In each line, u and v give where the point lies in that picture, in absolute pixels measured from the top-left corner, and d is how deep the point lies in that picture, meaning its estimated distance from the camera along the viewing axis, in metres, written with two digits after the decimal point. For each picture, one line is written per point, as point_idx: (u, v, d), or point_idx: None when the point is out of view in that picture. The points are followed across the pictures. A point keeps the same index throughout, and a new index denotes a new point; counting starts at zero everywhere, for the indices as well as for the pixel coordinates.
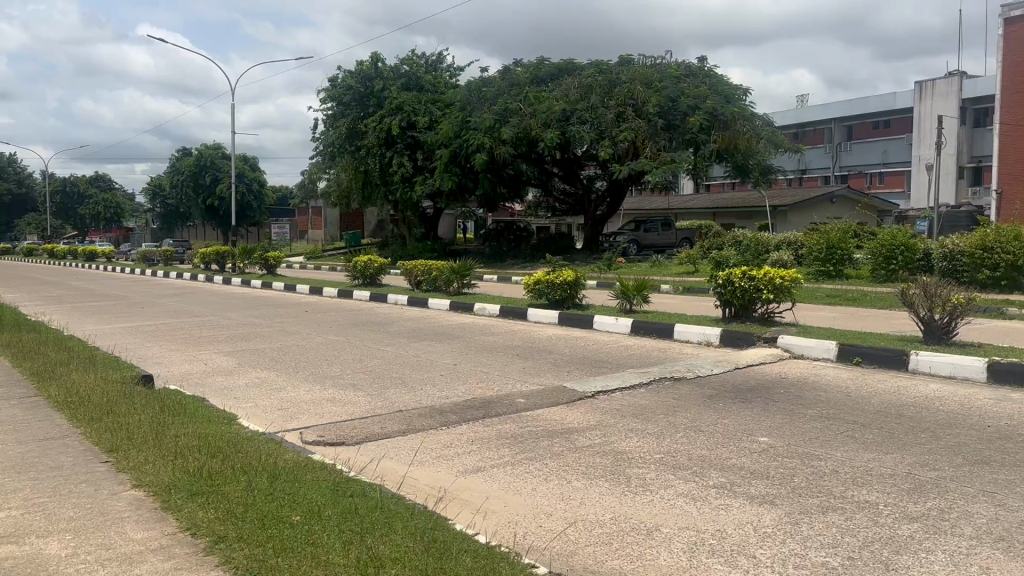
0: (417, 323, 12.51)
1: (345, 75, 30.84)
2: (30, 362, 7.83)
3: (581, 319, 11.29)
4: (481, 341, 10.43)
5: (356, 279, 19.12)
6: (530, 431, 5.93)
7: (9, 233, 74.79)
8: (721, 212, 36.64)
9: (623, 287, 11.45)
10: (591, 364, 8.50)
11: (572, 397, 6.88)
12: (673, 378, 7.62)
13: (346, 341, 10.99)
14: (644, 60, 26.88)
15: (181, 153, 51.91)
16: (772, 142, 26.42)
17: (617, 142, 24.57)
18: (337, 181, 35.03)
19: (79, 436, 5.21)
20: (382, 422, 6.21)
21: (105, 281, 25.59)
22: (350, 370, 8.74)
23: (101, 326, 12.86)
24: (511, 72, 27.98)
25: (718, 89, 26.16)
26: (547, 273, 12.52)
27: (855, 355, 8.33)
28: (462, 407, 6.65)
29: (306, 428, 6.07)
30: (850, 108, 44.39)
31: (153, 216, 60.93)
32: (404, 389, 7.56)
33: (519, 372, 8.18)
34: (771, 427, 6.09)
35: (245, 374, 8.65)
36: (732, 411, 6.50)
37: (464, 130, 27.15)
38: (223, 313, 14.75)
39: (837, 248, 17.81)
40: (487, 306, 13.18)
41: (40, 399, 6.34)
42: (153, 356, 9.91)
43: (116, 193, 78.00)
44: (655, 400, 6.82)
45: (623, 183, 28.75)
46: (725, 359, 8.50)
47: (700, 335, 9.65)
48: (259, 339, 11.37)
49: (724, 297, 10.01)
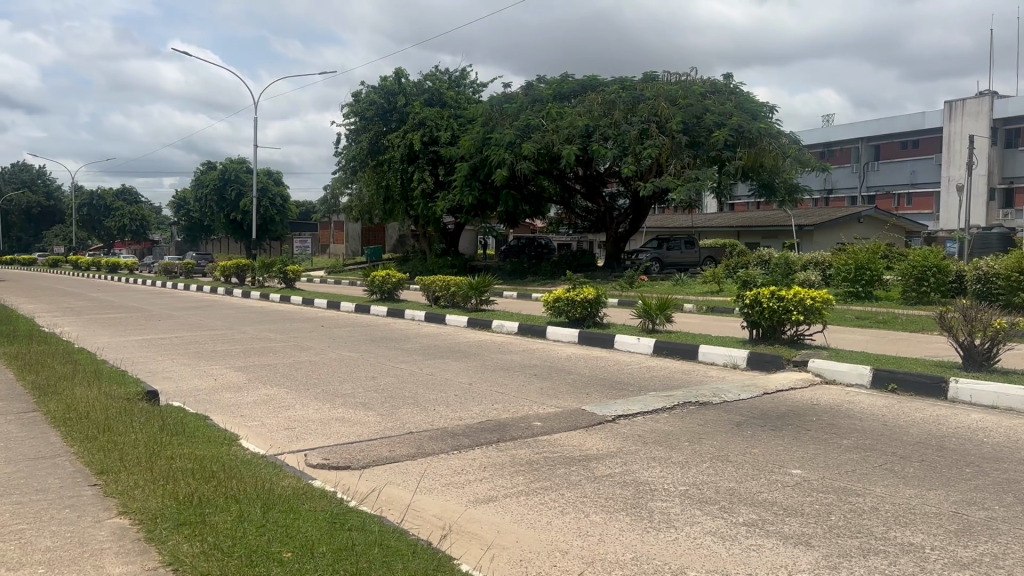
0: (433, 340, 12.21)
1: (368, 90, 30.80)
2: (34, 375, 7.62)
3: (601, 338, 10.94)
4: (498, 360, 10.11)
5: (374, 293, 18.88)
6: (545, 457, 5.60)
7: (36, 243, 75.66)
8: (744, 231, 36.15)
9: (645, 305, 11.10)
10: (611, 385, 8.16)
11: (592, 421, 6.54)
12: (698, 402, 7.24)
13: (360, 357, 10.72)
14: (668, 77, 26.60)
15: (205, 167, 52.23)
16: (798, 161, 26.00)
17: (640, 158, 24.23)
18: (359, 196, 34.97)
19: (71, 455, 4.94)
20: (391, 445, 5.90)
21: (124, 293, 25.55)
22: (361, 387, 8.47)
23: (114, 338, 12.69)
24: (534, 88, 27.83)
25: (743, 106, 25.80)
26: (566, 291, 12.19)
27: (890, 380, 7.94)
28: (475, 430, 6.33)
29: (310, 451, 5.78)
30: (876, 128, 43.77)
31: (178, 229, 61.38)
32: (417, 409, 7.25)
33: (536, 393, 7.85)
34: (804, 458, 5.71)
35: (254, 390, 8.39)
36: (761, 440, 6.12)
37: (485, 145, 26.91)
38: (238, 327, 14.54)
39: (867, 268, 17.30)
40: (505, 324, 12.87)
41: (38, 415, 6.10)
42: (163, 371, 9.67)
43: (143, 206, 78.69)
44: (679, 426, 6.46)
45: (646, 201, 28.40)
46: (753, 384, 8.12)
47: (726, 357, 9.28)
48: (272, 354, 11.12)
49: (751, 318, 9.64)
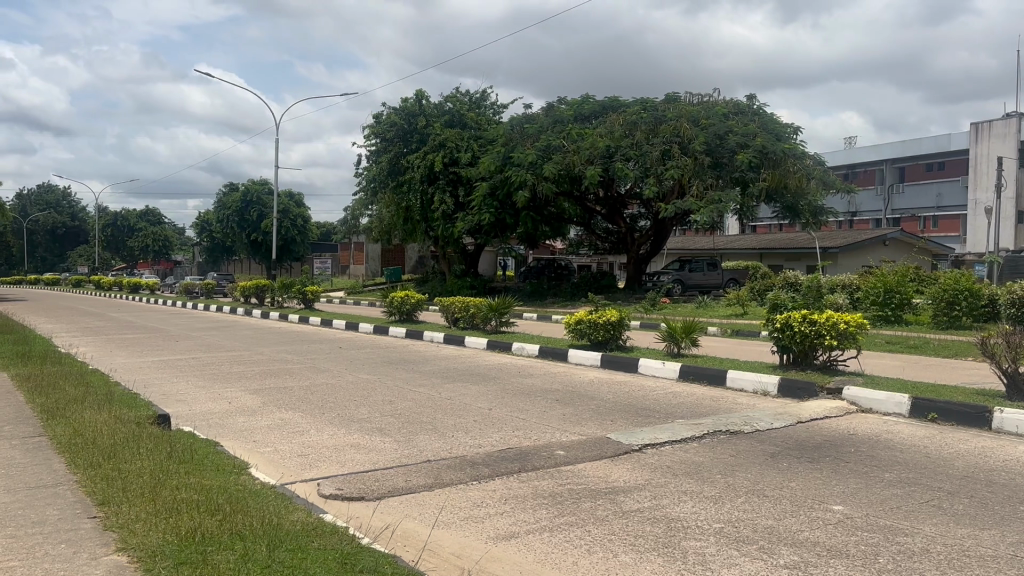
0: (451, 363, 11.95)
1: (389, 111, 30.78)
2: (43, 398, 7.42)
3: (625, 362, 10.62)
4: (518, 384, 9.82)
5: (392, 314, 18.67)
6: (570, 489, 5.30)
7: (61, 263, 76.52)
8: (767, 253, 35.70)
9: (670, 328, 10.79)
10: (636, 412, 7.84)
11: (619, 450, 6.24)
12: (729, 431, 6.93)
13: (377, 380, 10.45)
14: (690, 98, 26.37)
15: (227, 189, 52.51)
16: (823, 183, 25.66)
17: (662, 180, 23.95)
18: (379, 218, 34.94)
19: (73, 484, 4.71)
20: (407, 475, 5.63)
21: (145, 313, 25.53)
22: (378, 412, 8.20)
23: (130, 360, 12.52)
24: (554, 110, 27.72)
25: (768, 128, 25.51)
26: (588, 313, 11.89)
27: (929, 410, 7.57)
28: (496, 458, 6.05)
29: (323, 479, 5.55)
30: (901, 150, 43.25)
31: (200, 249, 61.76)
32: (434, 436, 6.98)
33: (559, 419, 7.54)
34: (844, 494, 5.39)
35: (268, 414, 8.15)
36: (797, 474, 5.82)
37: (505, 165, 26.75)
38: (256, 349, 14.33)
39: (896, 291, 16.87)
40: (525, 346, 12.59)
41: (43, 440, 5.87)
42: (177, 394, 9.47)
43: (166, 228, 79.19)
44: (710, 457, 6.15)
45: (668, 223, 28.08)
46: (785, 412, 7.78)
47: (755, 383, 8.96)
48: (289, 377, 10.90)
49: (781, 342, 9.31)
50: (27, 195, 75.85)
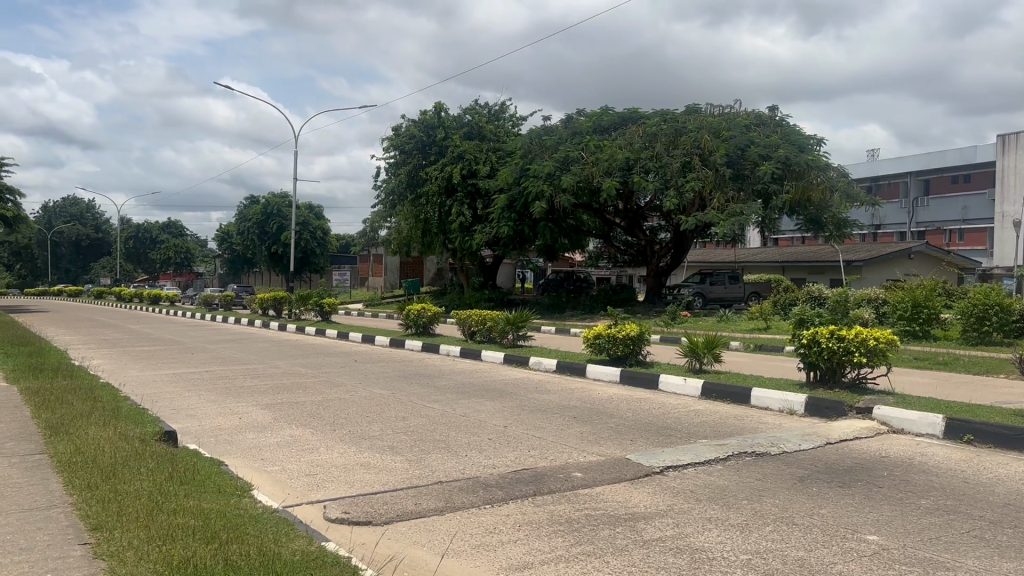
0: (468, 378, 11.71)
1: (408, 124, 30.74)
2: (49, 413, 7.24)
3: (645, 378, 10.32)
4: (534, 400, 9.56)
5: (409, 328, 18.46)
6: (587, 515, 5.03)
7: (84, 274, 77.06)
8: (790, 266, 35.26)
9: (691, 343, 10.48)
10: (657, 431, 7.56)
11: (639, 473, 5.98)
12: (755, 453, 6.64)
13: (391, 395, 10.23)
14: (712, 109, 26.08)
15: (248, 202, 52.71)
16: (847, 195, 25.23)
17: (683, 192, 23.60)
18: (398, 230, 34.87)
19: (67, 507, 4.50)
20: (416, 497, 5.37)
21: (163, 325, 25.48)
22: (391, 429, 7.96)
23: (143, 373, 12.36)
24: (573, 121, 27.56)
25: (790, 139, 25.15)
26: (607, 327, 11.61)
27: (964, 431, 7.22)
28: (510, 480, 5.79)
29: (330, 501, 5.33)
30: (926, 162, 42.66)
31: (221, 262, 62.09)
32: (447, 455, 6.74)
33: (577, 438, 7.27)
34: (878, 523, 5.10)
35: (278, 431, 7.94)
36: (828, 501, 5.53)
37: (523, 177, 26.56)
38: (270, 362, 14.14)
39: (924, 306, 16.45)
40: (543, 361, 12.32)
41: (44, 458, 5.68)
42: (187, 409, 9.28)
43: (188, 240, 79.64)
44: (735, 481, 5.87)
45: (688, 236, 27.75)
46: (813, 432, 7.48)
47: (781, 402, 8.64)
48: (302, 391, 10.69)
49: (808, 359, 9.01)
50: (51, 207, 76.54)
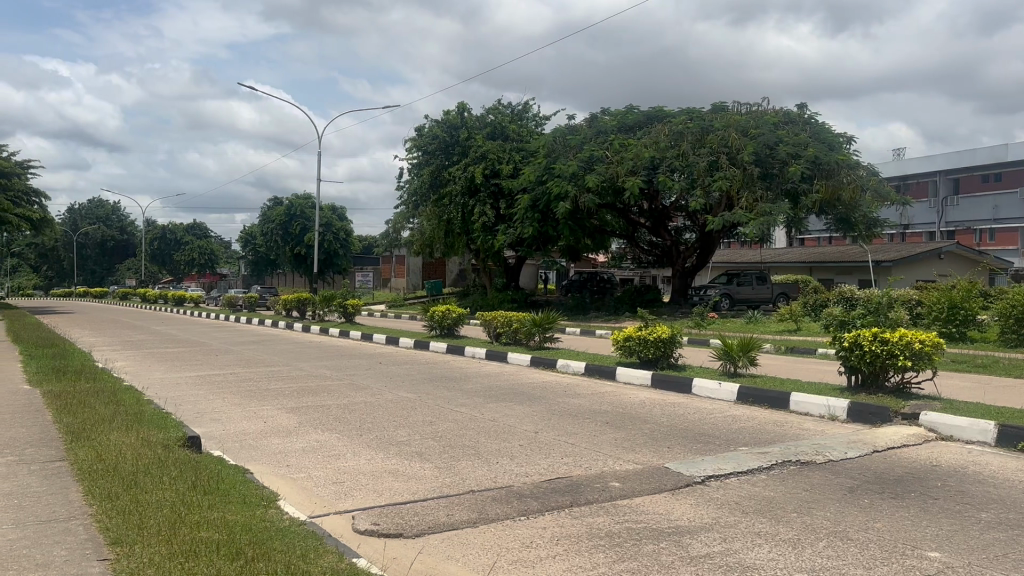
0: (495, 380, 11.47)
1: (431, 124, 30.56)
2: (70, 418, 7.09)
3: (678, 382, 10.02)
4: (564, 404, 9.31)
5: (433, 329, 18.27)
6: (629, 529, 4.77)
7: (110, 275, 77.71)
8: (817, 266, 34.74)
9: (725, 345, 10.17)
10: (695, 438, 7.28)
11: (680, 483, 5.71)
12: (799, 463, 6.39)
13: (417, 398, 10.03)
14: (739, 107, 25.66)
15: (271, 203, 52.90)
16: (878, 194, 24.76)
17: (710, 191, 23.20)
18: (420, 231, 34.77)
19: (85, 519, 4.31)
20: (448, 508, 5.14)
21: (188, 327, 25.44)
22: (418, 434, 7.74)
23: (167, 375, 12.24)
24: (598, 120, 27.28)
25: (820, 138, 24.71)
26: (637, 329, 11.33)
27: (1018, 439, 6.87)
28: (545, 490, 5.54)
29: (358, 512, 5.12)
30: (956, 161, 41.96)
31: (245, 263, 62.36)
32: (478, 462, 6.51)
33: (611, 445, 7.02)
34: (939, 538, 4.79)
35: (304, 436, 7.74)
36: (883, 514, 5.23)
37: (547, 175, 26.28)
38: (293, 364, 13.97)
39: (961, 307, 15.98)
40: (571, 363, 12.07)
41: (64, 466, 5.51)
42: (212, 412, 9.13)
43: (211, 240, 80.02)
44: (783, 493, 5.62)
45: (714, 236, 27.37)
46: (858, 439, 7.20)
47: (822, 407, 8.36)
48: (326, 394, 10.51)
49: (849, 363, 8.74)
50: (77, 209, 77.18)
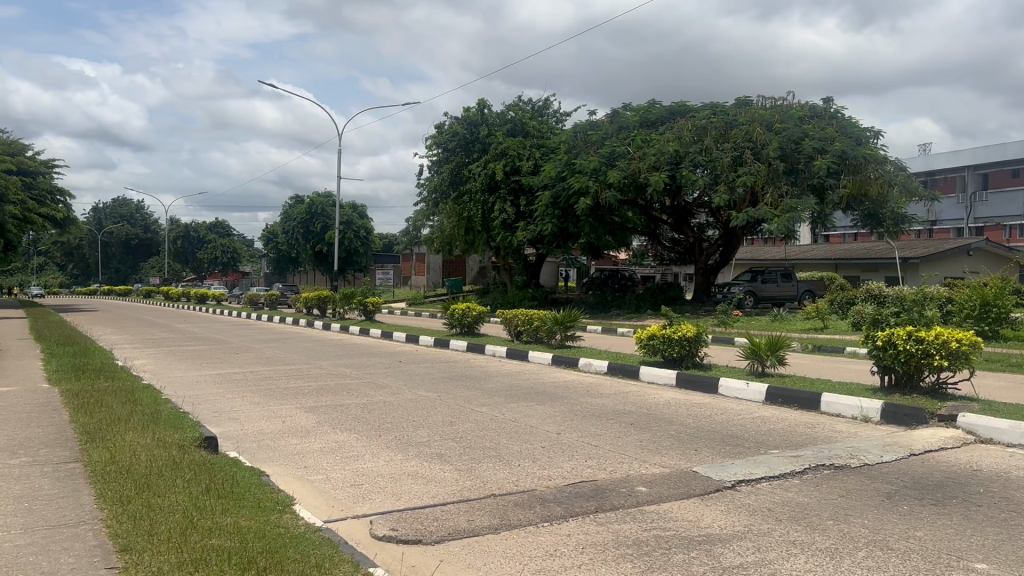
0: (516, 379, 11.28)
1: (451, 121, 30.40)
2: (87, 417, 6.99)
3: (703, 382, 9.78)
4: (588, 404, 9.10)
5: (453, 327, 18.09)
6: (658, 537, 4.57)
7: (134, 274, 78.33)
8: (843, 263, 34.22)
9: (753, 345, 9.91)
10: (723, 440, 7.05)
11: (709, 488, 5.50)
12: (833, 467, 6.16)
13: (437, 397, 9.86)
14: (763, 101, 25.26)
15: (292, 201, 53.07)
16: (907, 189, 24.26)
17: (734, 187, 22.84)
18: (440, 228, 34.66)
19: (94, 524, 4.18)
20: (469, 514, 4.95)
21: (209, 324, 25.46)
22: (438, 435, 7.58)
23: (187, 374, 12.15)
24: (619, 115, 27.00)
25: (847, 132, 24.29)
26: (661, 328, 11.09)
27: None
28: (569, 495, 5.34)
29: (377, 516, 4.96)
30: (986, 155, 41.22)
31: (267, 261, 62.58)
32: (499, 464, 6.34)
33: (638, 447, 6.80)
34: (985, 548, 4.55)
35: (322, 436, 7.60)
36: (924, 522, 4.99)
37: (568, 172, 26.02)
38: (314, 363, 13.87)
39: (993, 305, 15.54)
40: (593, 362, 11.85)
41: (78, 467, 5.39)
42: (230, 411, 9.02)
43: (234, 238, 80.28)
44: (817, 499, 5.41)
45: (738, 233, 27.00)
46: (893, 443, 6.95)
47: (855, 408, 8.11)
48: (346, 393, 10.37)
49: (882, 362, 8.48)
50: (101, 209, 77.85)
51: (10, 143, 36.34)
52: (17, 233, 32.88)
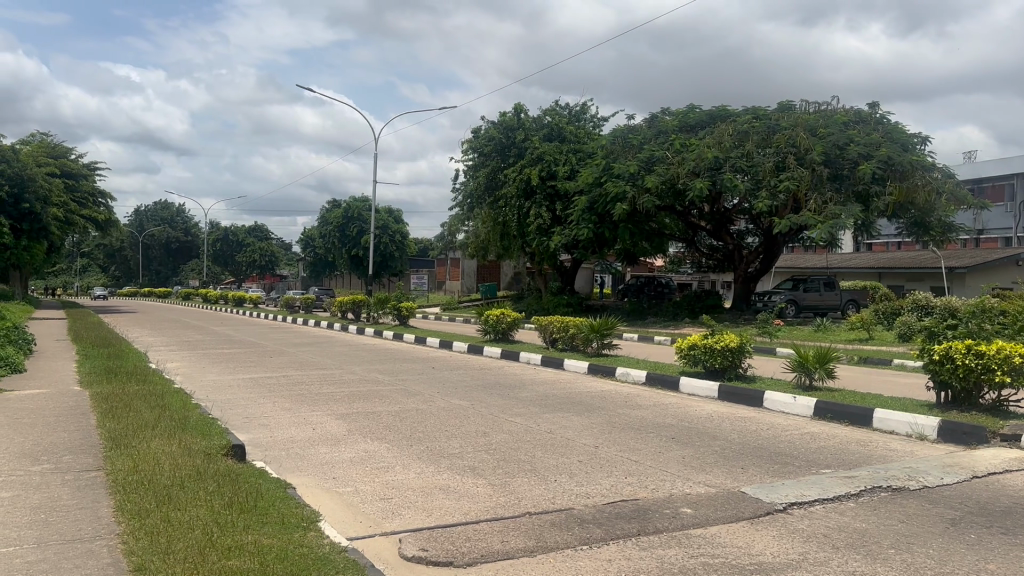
0: (551, 388, 11.00)
1: (487, 126, 30.31)
2: (114, 422, 6.87)
3: (747, 394, 9.41)
4: (626, 416, 8.78)
5: (487, 333, 17.85)
6: (704, 564, 4.26)
7: (174, 276, 79.59)
8: (886, 272, 33.40)
9: (800, 356, 9.49)
10: (772, 458, 6.67)
11: (760, 511, 5.17)
12: (891, 489, 5.79)
13: (471, 406, 9.60)
14: (806, 106, 24.72)
15: (330, 206, 53.50)
16: (955, 197, 23.49)
17: (776, 193, 22.29)
18: (475, 233, 34.52)
19: (111, 541, 3.98)
20: (504, 534, 4.67)
21: (245, 327, 25.50)
22: (471, 446, 7.31)
23: (220, 378, 12.06)
24: (658, 120, 26.65)
25: (893, 137, 23.63)
26: (703, 337, 10.71)
27: None
28: (609, 516, 5.03)
29: (405, 533, 4.72)
30: None
31: (304, 265, 63.06)
32: (534, 479, 6.05)
33: (682, 463, 6.47)
34: None
35: (352, 445, 7.38)
36: (998, 553, 4.58)
37: (605, 177, 25.62)
38: (347, 368, 13.69)
39: None
40: (631, 372, 11.52)
41: (100, 477, 5.22)
42: (260, 418, 8.85)
43: (272, 242, 81.07)
44: (877, 525, 5.03)
45: (779, 239, 26.38)
46: (954, 464, 6.52)
47: (910, 425, 7.69)
48: (378, 400, 10.16)
49: (939, 377, 8.05)
50: (143, 212, 79.21)
51: (55, 148, 36.96)
52: (60, 235, 33.47)
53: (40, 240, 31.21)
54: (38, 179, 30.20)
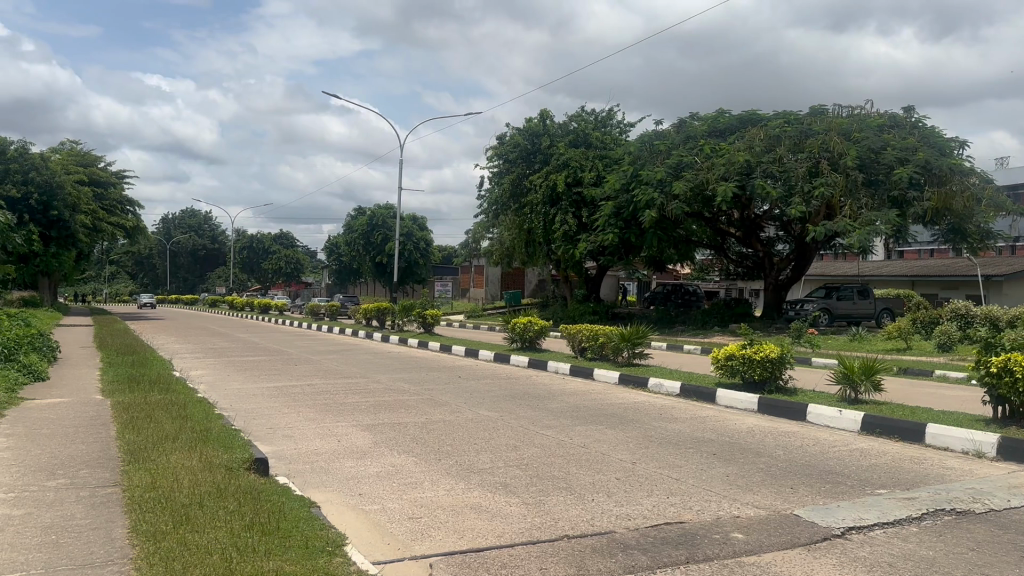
0: (583, 399, 10.66)
1: (513, 132, 30.11)
2: (133, 434, 6.65)
3: (789, 407, 9.01)
4: (663, 429, 8.41)
5: (514, 341, 17.52)
6: None
7: (201, 283, 80.26)
8: (920, 280, 32.62)
9: (846, 368, 9.07)
10: (823, 477, 6.28)
11: (816, 536, 4.81)
12: (956, 512, 5.40)
13: (500, 418, 9.27)
14: (840, 110, 24.25)
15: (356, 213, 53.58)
16: (994, 203, 22.82)
17: (809, 199, 21.74)
18: (500, 241, 34.25)
19: (124, 566, 3.70)
20: (541, 561, 4.35)
21: (269, 334, 25.37)
22: (502, 461, 7.00)
23: (245, 386, 11.86)
24: (687, 125, 26.26)
25: (929, 142, 23.07)
26: (742, 347, 10.32)
27: None
28: (654, 541, 4.69)
29: (437, 558, 4.42)
30: None
31: (330, 272, 63.18)
32: (570, 498, 5.72)
33: (727, 482, 6.10)
34: None
35: (378, 459, 7.10)
36: None
37: (633, 182, 25.16)
38: (373, 377, 13.45)
39: None
40: (664, 383, 11.15)
41: (117, 493, 4.98)
42: (285, 428, 8.61)
43: (298, 250, 81.40)
44: (945, 553, 4.64)
45: (810, 246, 25.81)
46: (1020, 485, 6.09)
47: (966, 441, 7.25)
48: (405, 410, 9.89)
49: (997, 391, 7.61)
50: (172, 220, 79.99)
51: (86, 155, 37.30)
52: (88, 242, 33.71)
53: (68, 247, 31.47)
54: (67, 186, 30.43)
